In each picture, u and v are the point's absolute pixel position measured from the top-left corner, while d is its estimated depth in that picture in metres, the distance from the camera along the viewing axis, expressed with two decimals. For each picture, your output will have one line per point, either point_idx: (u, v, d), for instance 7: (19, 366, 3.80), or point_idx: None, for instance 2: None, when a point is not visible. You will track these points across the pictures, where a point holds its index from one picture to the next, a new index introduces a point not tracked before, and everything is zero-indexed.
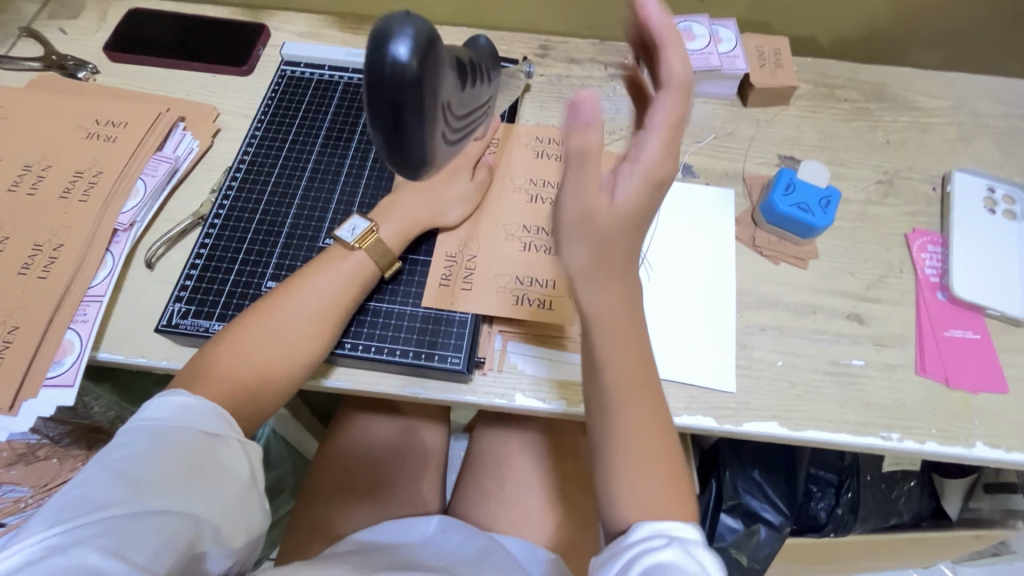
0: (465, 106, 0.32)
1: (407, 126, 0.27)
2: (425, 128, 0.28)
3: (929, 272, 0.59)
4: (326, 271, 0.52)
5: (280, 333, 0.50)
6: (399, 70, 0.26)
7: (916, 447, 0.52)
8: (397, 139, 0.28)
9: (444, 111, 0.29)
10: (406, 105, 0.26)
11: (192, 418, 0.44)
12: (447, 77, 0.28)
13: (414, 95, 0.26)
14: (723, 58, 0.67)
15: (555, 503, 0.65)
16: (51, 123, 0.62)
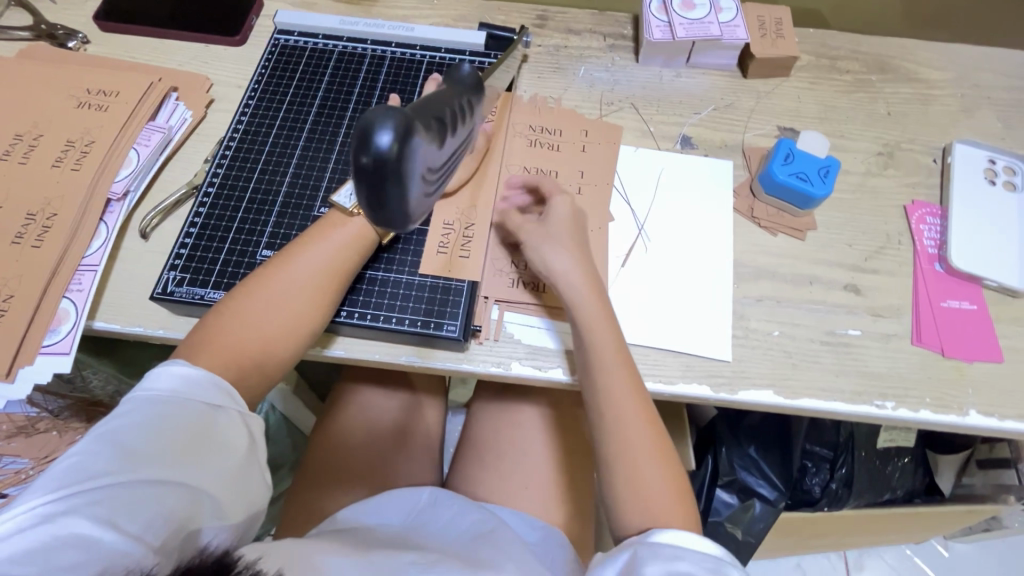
0: (444, 156, 0.35)
1: (386, 198, 0.31)
2: (403, 195, 0.32)
3: (927, 243, 0.59)
4: (326, 240, 0.52)
5: (281, 302, 0.49)
6: (380, 158, 0.29)
7: (911, 416, 0.52)
8: (378, 209, 0.31)
9: (421, 174, 0.32)
10: (386, 186, 0.30)
11: (193, 390, 0.44)
12: (423, 146, 0.31)
13: (392, 176, 0.30)
14: (724, 27, 0.65)
15: (552, 472, 0.66)
16: (42, 92, 0.62)
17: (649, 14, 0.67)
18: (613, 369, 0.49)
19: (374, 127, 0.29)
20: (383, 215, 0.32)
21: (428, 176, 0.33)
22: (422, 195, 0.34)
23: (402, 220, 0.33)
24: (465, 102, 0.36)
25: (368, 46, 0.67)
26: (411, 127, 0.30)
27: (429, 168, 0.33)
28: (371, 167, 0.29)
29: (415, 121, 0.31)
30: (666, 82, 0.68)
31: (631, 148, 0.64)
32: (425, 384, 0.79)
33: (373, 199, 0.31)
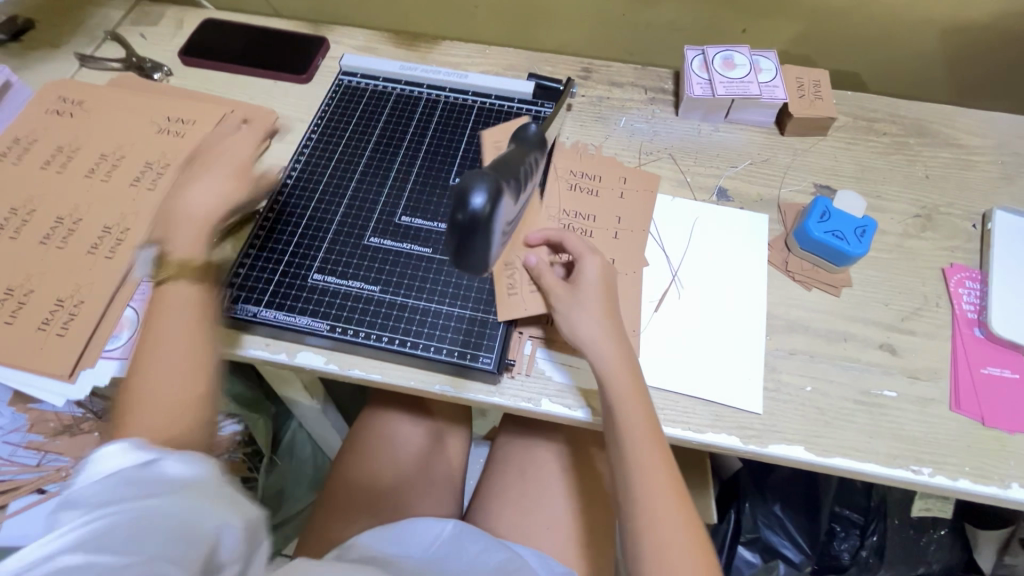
0: (517, 208, 0.41)
1: (477, 248, 0.37)
2: (487, 245, 0.37)
3: (966, 307, 0.59)
4: (168, 313, 0.50)
5: (172, 375, 0.48)
6: (475, 219, 0.36)
7: (948, 483, 0.50)
8: (462, 255, 0.37)
9: (501, 229, 0.39)
10: (479, 240, 0.37)
11: (110, 460, 0.37)
12: (507, 203, 0.37)
13: (483, 231, 0.36)
14: (763, 87, 0.68)
15: (572, 513, 0.66)
16: (127, 117, 0.68)
17: (690, 71, 0.70)
18: (648, 450, 0.49)
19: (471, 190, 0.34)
20: (474, 263, 0.39)
21: (506, 227, 0.40)
22: (496, 240, 0.39)
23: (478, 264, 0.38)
24: (526, 164, 0.41)
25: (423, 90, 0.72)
26: (497, 190, 0.36)
27: (508, 221, 0.40)
28: (467, 224, 0.36)
29: (499, 185, 0.37)
30: (704, 136, 0.71)
31: (668, 197, 0.66)
32: (451, 413, 0.80)
33: (469, 250, 0.37)
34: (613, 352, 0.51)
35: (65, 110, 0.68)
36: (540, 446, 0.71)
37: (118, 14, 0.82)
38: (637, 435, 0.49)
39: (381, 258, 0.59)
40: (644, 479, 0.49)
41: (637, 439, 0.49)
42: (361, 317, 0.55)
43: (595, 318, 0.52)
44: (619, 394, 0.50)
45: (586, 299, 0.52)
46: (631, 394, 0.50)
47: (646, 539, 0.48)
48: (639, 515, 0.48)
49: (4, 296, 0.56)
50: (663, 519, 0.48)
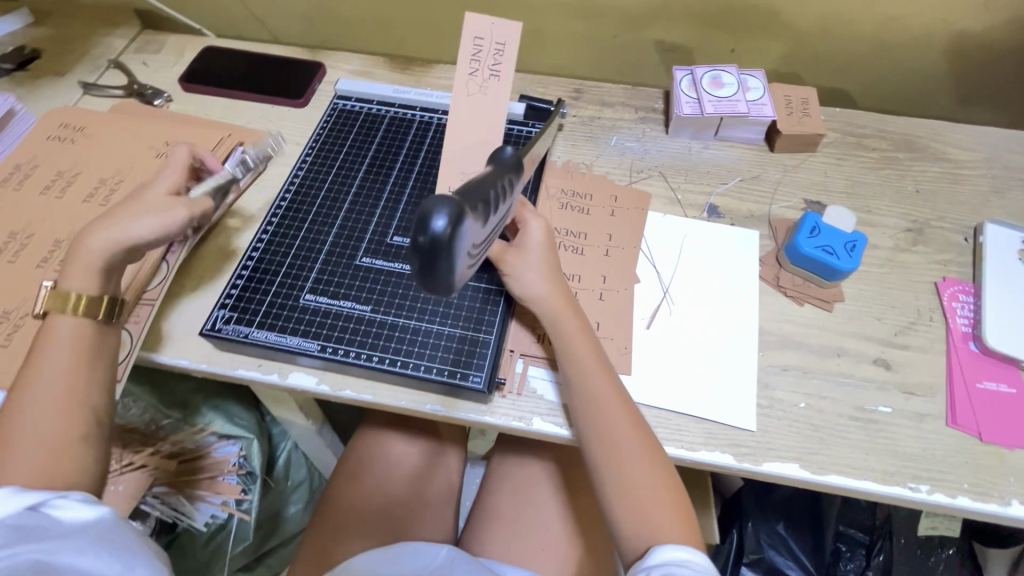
0: (489, 230, 0.35)
1: (440, 273, 0.31)
2: (454, 271, 0.32)
3: (961, 321, 0.58)
4: (49, 347, 0.48)
5: (41, 414, 0.46)
6: (437, 239, 0.29)
7: (947, 502, 0.50)
8: (429, 282, 0.31)
9: (469, 250, 0.32)
10: (442, 262, 0.30)
11: (64, 510, 0.43)
12: (476, 223, 0.32)
13: (447, 252, 0.30)
14: (751, 105, 0.69)
15: (568, 535, 0.65)
16: (127, 142, 0.69)
17: (679, 90, 0.71)
18: (610, 410, 0.50)
19: (432, 210, 0.29)
20: (437, 289, 0.32)
21: (473, 249, 0.33)
22: (466, 264, 0.33)
23: (446, 289, 0.32)
24: (503, 181, 0.35)
25: (417, 112, 0.73)
26: (463, 207, 0.30)
27: (476, 243, 0.33)
28: (428, 247, 0.29)
29: (464, 201, 0.31)
30: (694, 154, 0.71)
31: (659, 214, 0.66)
32: (447, 433, 0.79)
33: (429, 274, 0.31)
34: (562, 320, 0.52)
35: (67, 136, 0.70)
36: (535, 466, 0.71)
37: (122, 42, 0.84)
38: (597, 402, 0.50)
39: (373, 277, 0.59)
40: (611, 444, 0.49)
41: (598, 407, 0.50)
42: (352, 336, 0.56)
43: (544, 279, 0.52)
44: (575, 365, 0.51)
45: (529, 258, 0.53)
46: (582, 352, 0.51)
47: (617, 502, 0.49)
48: (610, 485, 0.49)
49: (0, 319, 0.56)
50: (637, 483, 0.48)
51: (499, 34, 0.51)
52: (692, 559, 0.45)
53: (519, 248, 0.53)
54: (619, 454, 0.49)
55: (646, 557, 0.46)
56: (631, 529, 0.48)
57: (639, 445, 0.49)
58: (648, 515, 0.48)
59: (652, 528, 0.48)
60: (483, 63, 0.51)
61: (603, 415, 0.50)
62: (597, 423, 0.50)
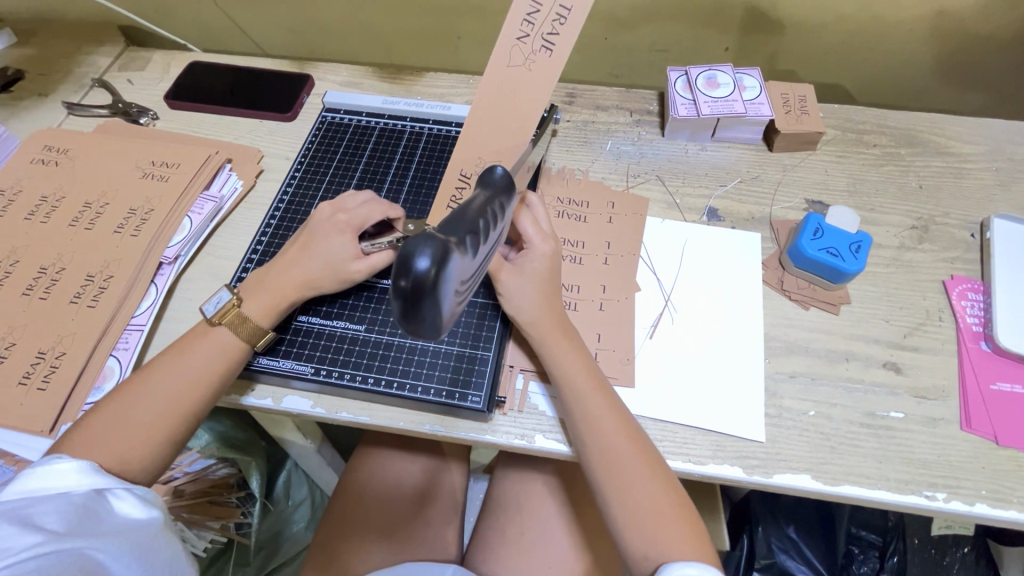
0: (479, 265, 0.33)
1: (426, 316, 0.28)
2: (443, 313, 0.29)
3: (971, 321, 0.57)
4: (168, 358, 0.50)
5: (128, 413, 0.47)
6: (420, 282, 0.27)
7: (965, 509, 0.48)
8: (415, 327, 0.29)
9: (457, 288, 0.30)
10: (427, 304, 0.28)
11: (123, 503, 0.43)
12: (464, 260, 0.29)
13: (433, 293, 0.27)
14: (748, 105, 0.67)
15: (577, 551, 0.64)
16: (113, 163, 0.68)
17: (674, 91, 0.69)
18: (608, 424, 0.48)
19: (414, 253, 0.27)
20: (423, 333, 0.29)
21: (463, 286, 0.31)
22: (455, 303, 0.31)
23: (435, 333, 0.30)
24: (492, 210, 0.33)
25: (407, 122, 0.72)
26: (448, 243, 0.28)
27: (464, 279, 0.31)
28: (411, 289, 0.27)
29: (449, 236, 0.29)
30: (691, 156, 0.70)
31: (657, 220, 0.65)
32: (450, 447, 0.78)
33: (414, 318, 0.28)
34: (556, 341, 0.51)
35: (50, 159, 0.68)
36: (540, 480, 0.69)
37: (106, 60, 0.83)
38: (596, 420, 0.48)
39: (367, 296, 0.58)
40: (612, 463, 0.47)
41: (596, 426, 0.48)
42: (347, 357, 0.54)
43: (539, 298, 0.51)
44: (571, 385, 0.50)
45: (527, 272, 0.52)
46: (574, 367, 0.50)
47: (623, 520, 0.47)
48: (615, 505, 0.47)
49: None
50: (642, 502, 0.47)
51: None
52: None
53: (516, 266, 0.52)
54: (622, 468, 0.47)
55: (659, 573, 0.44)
56: (641, 552, 0.46)
57: (640, 460, 0.48)
58: (653, 533, 0.46)
59: (662, 548, 0.45)
60: (536, 31, 0.45)
61: (601, 428, 0.48)
62: (597, 442, 0.48)
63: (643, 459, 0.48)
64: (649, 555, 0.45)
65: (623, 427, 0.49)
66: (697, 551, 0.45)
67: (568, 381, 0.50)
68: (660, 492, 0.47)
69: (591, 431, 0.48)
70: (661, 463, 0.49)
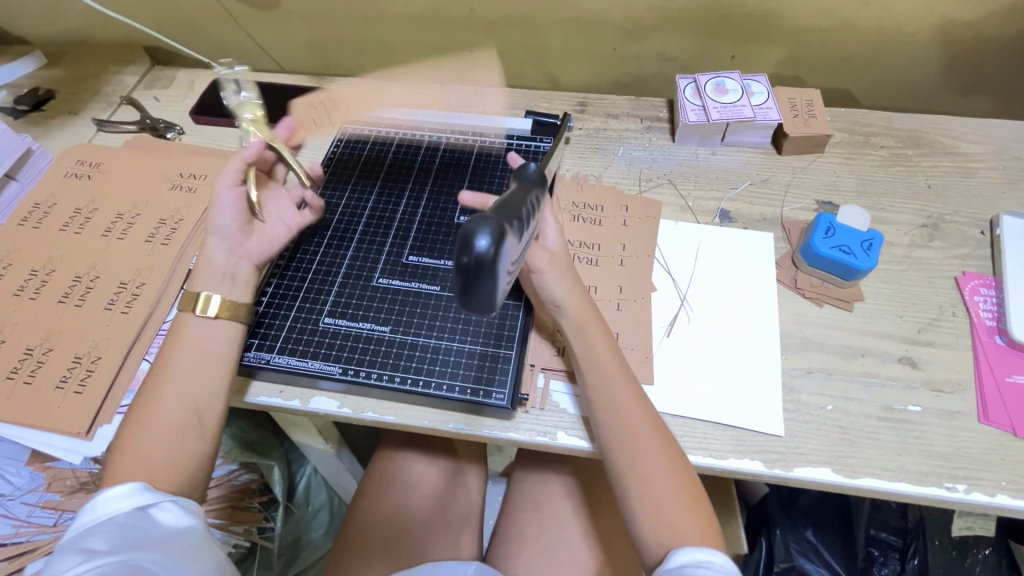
0: (522, 250, 0.35)
1: (483, 292, 0.30)
2: (496, 290, 0.31)
3: (984, 316, 0.58)
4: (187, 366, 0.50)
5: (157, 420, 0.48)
6: (481, 258, 0.29)
7: (986, 500, 0.48)
8: (472, 302, 0.30)
9: (507, 269, 0.32)
10: (485, 282, 0.29)
11: (166, 513, 0.44)
12: (514, 242, 0.31)
13: (491, 271, 0.29)
14: (757, 109, 0.69)
15: (598, 551, 0.64)
16: (143, 175, 0.70)
17: (684, 98, 0.71)
18: (632, 415, 0.49)
19: (474, 231, 0.29)
20: (476, 309, 0.31)
21: (510, 268, 0.33)
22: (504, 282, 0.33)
23: (488, 309, 0.31)
24: (530, 200, 0.35)
25: (425, 132, 0.74)
26: (503, 225, 0.30)
27: (512, 261, 0.33)
28: (472, 265, 0.29)
29: (503, 219, 0.31)
30: (702, 160, 0.72)
31: (671, 222, 0.66)
32: (467, 449, 0.79)
33: (472, 294, 0.30)
34: (591, 327, 0.52)
35: (83, 173, 0.71)
36: (559, 480, 0.70)
37: (133, 79, 0.86)
38: (622, 409, 0.49)
39: (390, 299, 0.59)
40: (633, 452, 0.48)
41: (621, 414, 0.49)
42: (373, 357, 0.56)
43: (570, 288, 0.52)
44: (601, 371, 0.51)
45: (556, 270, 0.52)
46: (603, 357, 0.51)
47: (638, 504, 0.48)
48: (634, 494, 0.48)
49: (24, 356, 0.57)
50: (660, 492, 0.47)
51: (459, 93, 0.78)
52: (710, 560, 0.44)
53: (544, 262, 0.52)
54: (642, 457, 0.48)
55: (668, 561, 0.45)
56: (653, 538, 0.47)
57: (660, 449, 0.48)
58: (668, 522, 0.47)
59: (678, 534, 0.46)
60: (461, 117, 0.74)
61: (625, 418, 0.49)
62: (621, 431, 0.49)
63: (662, 448, 0.48)
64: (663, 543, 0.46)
65: (647, 417, 0.49)
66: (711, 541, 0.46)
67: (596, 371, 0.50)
68: (678, 484, 0.48)
69: (615, 420, 0.49)
70: (680, 452, 0.50)
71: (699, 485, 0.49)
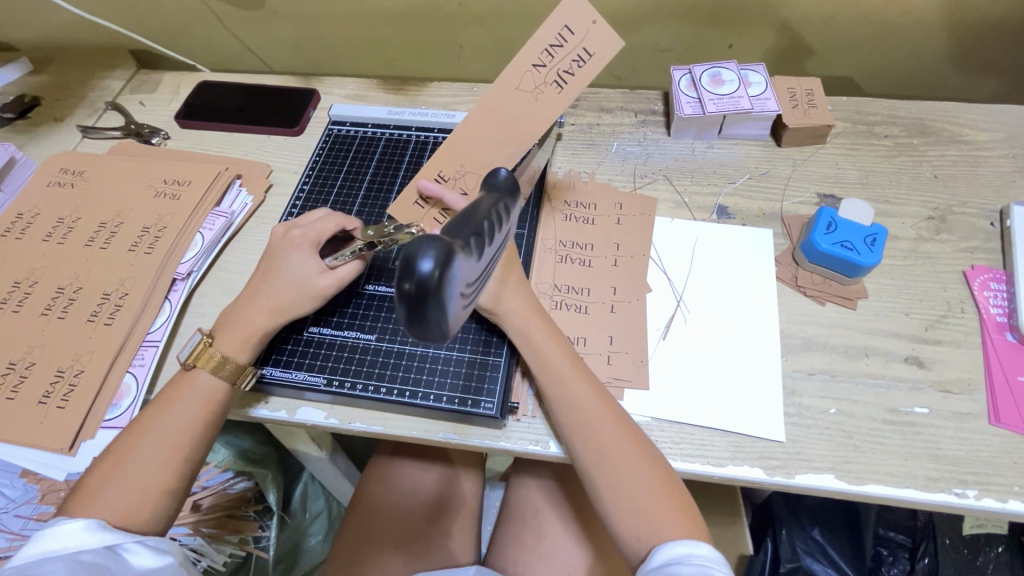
0: (487, 266, 0.33)
1: (431, 318, 0.28)
2: (448, 314, 0.29)
3: (994, 311, 0.55)
4: (177, 395, 0.49)
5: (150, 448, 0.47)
6: (424, 283, 0.26)
7: (997, 507, 0.46)
8: (420, 328, 0.28)
9: (462, 291, 0.30)
10: (432, 307, 0.27)
11: (139, 557, 0.43)
12: (468, 262, 0.29)
13: (436, 297, 0.27)
14: (754, 100, 0.67)
15: (594, 558, 0.63)
16: (127, 183, 0.69)
17: (679, 91, 0.69)
18: (592, 411, 0.48)
19: (418, 253, 0.26)
20: (428, 335, 0.29)
21: (467, 289, 0.31)
22: (460, 304, 0.30)
23: (441, 335, 0.29)
24: (497, 212, 0.32)
25: (412, 132, 0.72)
26: (453, 245, 0.27)
27: (469, 282, 0.30)
28: (415, 291, 0.26)
29: (451, 238, 0.28)
30: (699, 154, 0.69)
31: (666, 219, 0.64)
32: (463, 455, 0.77)
33: (418, 321, 0.28)
34: (535, 326, 0.51)
35: (66, 181, 0.70)
36: (556, 485, 0.69)
37: (118, 83, 0.85)
38: (577, 406, 0.48)
39: (376, 305, 0.58)
40: (600, 449, 0.47)
41: (578, 412, 0.48)
42: (358, 367, 0.54)
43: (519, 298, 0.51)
44: (556, 374, 0.49)
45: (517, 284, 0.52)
46: (554, 355, 0.50)
47: (612, 503, 0.47)
48: (605, 491, 0.47)
49: (7, 371, 0.56)
50: (634, 491, 0.46)
51: (588, 44, 0.49)
52: (692, 552, 0.42)
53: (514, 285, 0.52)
54: (610, 453, 0.47)
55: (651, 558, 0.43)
56: (634, 534, 0.45)
57: (628, 443, 0.47)
58: (648, 519, 0.45)
59: (655, 527, 0.45)
60: (554, 65, 0.49)
61: (585, 416, 0.48)
62: (583, 430, 0.48)
63: (630, 442, 0.47)
64: (647, 543, 0.45)
65: (609, 412, 0.48)
66: (692, 531, 0.45)
67: (552, 374, 0.49)
68: (653, 479, 0.46)
69: (573, 420, 0.48)
70: (653, 445, 0.48)
71: (673, 475, 0.47)
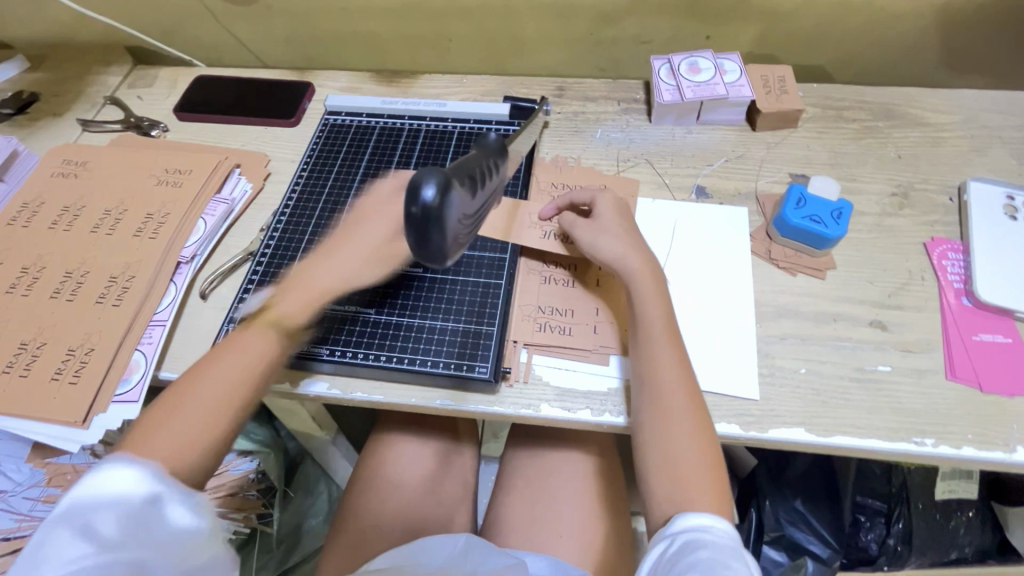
0: (481, 209, 0.38)
1: (434, 242, 0.33)
2: (448, 240, 0.34)
3: (952, 278, 0.60)
4: None
5: None
6: (427, 207, 0.31)
7: (953, 453, 0.50)
8: (425, 251, 0.33)
9: (460, 222, 0.34)
10: (434, 231, 0.32)
11: None
12: (463, 196, 0.34)
13: (438, 221, 0.32)
14: (729, 87, 0.71)
15: (585, 522, 0.66)
16: (129, 172, 0.71)
17: (658, 79, 0.72)
18: (668, 373, 0.50)
19: (420, 183, 0.31)
20: (432, 258, 0.34)
21: (464, 224, 0.36)
22: (457, 235, 0.35)
23: (442, 257, 0.34)
24: (487, 164, 0.38)
25: (405, 121, 0.75)
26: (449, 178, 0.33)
27: (466, 217, 0.35)
28: (420, 215, 0.32)
29: (451, 175, 0.33)
30: (678, 139, 0.73)
31: (648, 200, 0.68)
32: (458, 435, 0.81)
33: (423, 244, 0.33)
34: (641, 279, 0.54)
35: (69, 172, 0.72)
36: (549, 455, 0.72)
37: (116, 79, 0.87)
38: (659, 366, 0.51)
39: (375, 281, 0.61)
40: (662, 408, 0.49)
41: (656, 371, 0.51)
42: (359, 337, 0.57)
43: (618, 240, 0.57)
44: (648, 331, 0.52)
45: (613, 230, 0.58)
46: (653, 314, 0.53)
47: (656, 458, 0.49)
48: (651, 447, 0.49)
49: (19, 350, 0.58)
50: (680, 455, 0.48)
51: None
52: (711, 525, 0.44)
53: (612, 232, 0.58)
54: (669, 412, 0.49)
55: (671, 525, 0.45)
56: (663, 493, 0.48)
57: (690, 413, 0.49)
58: (682, 483, 0.47)
59: (687, 492, 0.47)
60: None
61: (661, 373, 0.51)
62: (653, 387, 0.50)
63: (693, 411, 0.49)
64: (670, 504, 0.47)
65: (683, 379, 0.50)
66: (720, 507, 0.46)
67: (644, 329, 0.52)
68: (700, 449, 0.48)
69: (654, 374, 0.51)
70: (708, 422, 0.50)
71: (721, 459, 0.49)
